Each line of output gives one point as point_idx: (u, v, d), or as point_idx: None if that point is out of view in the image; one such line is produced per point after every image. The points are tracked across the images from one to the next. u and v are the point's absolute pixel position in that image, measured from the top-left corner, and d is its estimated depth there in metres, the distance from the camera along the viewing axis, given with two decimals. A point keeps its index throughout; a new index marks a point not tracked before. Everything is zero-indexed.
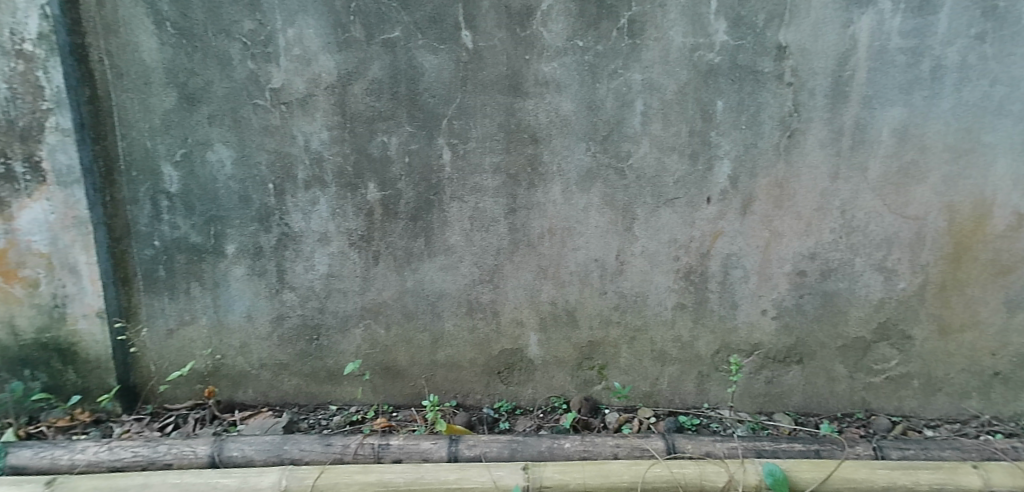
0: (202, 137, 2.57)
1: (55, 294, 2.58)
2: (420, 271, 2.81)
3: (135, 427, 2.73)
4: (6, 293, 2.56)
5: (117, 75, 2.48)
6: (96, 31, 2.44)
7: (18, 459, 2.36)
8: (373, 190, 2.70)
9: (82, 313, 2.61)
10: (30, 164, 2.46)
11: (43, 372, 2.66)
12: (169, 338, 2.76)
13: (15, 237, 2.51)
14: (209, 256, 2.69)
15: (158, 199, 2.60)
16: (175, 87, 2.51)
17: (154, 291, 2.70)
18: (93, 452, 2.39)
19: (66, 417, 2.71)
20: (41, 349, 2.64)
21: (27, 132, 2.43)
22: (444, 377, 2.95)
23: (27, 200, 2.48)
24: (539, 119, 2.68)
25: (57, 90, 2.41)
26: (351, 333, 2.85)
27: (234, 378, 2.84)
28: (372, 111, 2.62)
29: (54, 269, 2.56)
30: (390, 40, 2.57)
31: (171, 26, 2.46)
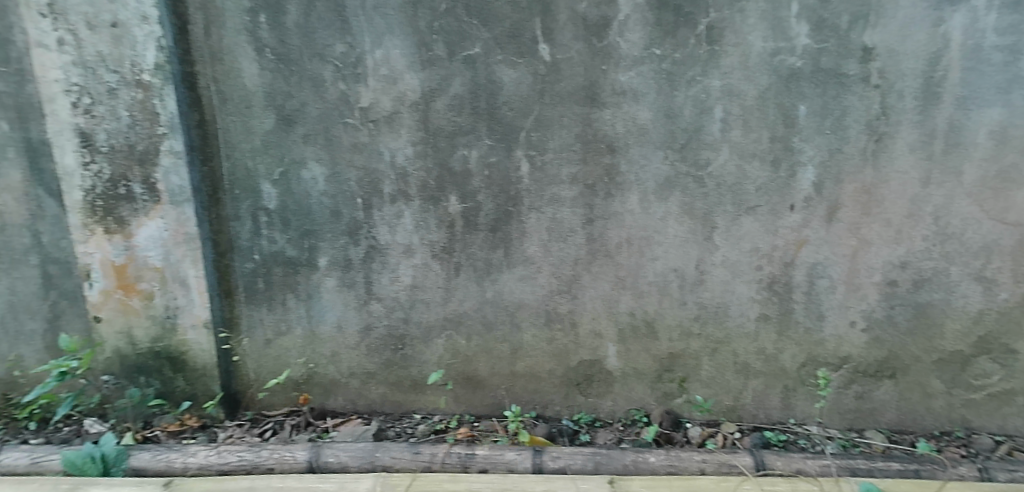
0: (297, 155, 2.70)
1: (167, 306, 2.72)
2: (499, 282, 2.85)
3: (238, 432, 2.85)
4: (125, 305, 2.71)
5: (223, 100, 2.63)
6: (204, 60, 2.59)
7: (139, 461, 2.50)
8: (454, 202, 2.76)
9: (191, 323, 2.75)
10: (147, 185, 2.61)
11: (156, 379, 2.80)
12: (267, 347, 2.90)
13: (133, 252, 2.66)
14: (303, 269, 2.82)
15: (257, 215, 2.75)
16: (273, 109, 2.65)
17: (254, 302, 2.85)
18: (204, 455, 2.52)
19: (176, 422, 2.83)
20: (154, 357, 2.78)
21: (145, 155, 2.58)
22: (524, 387, 2.98)
23: (143, 218, 2.63)
24: (617, 129, 2.68)
25: (171, 116, 2.55)
26: (434, 343, 2.92)
27: (326, 386, 2.96)
28: (453, 125, 2.69)
29: (167, 282, 2.70)
30: (471, 56, 2.63)
31: (270, 52, 2.60)
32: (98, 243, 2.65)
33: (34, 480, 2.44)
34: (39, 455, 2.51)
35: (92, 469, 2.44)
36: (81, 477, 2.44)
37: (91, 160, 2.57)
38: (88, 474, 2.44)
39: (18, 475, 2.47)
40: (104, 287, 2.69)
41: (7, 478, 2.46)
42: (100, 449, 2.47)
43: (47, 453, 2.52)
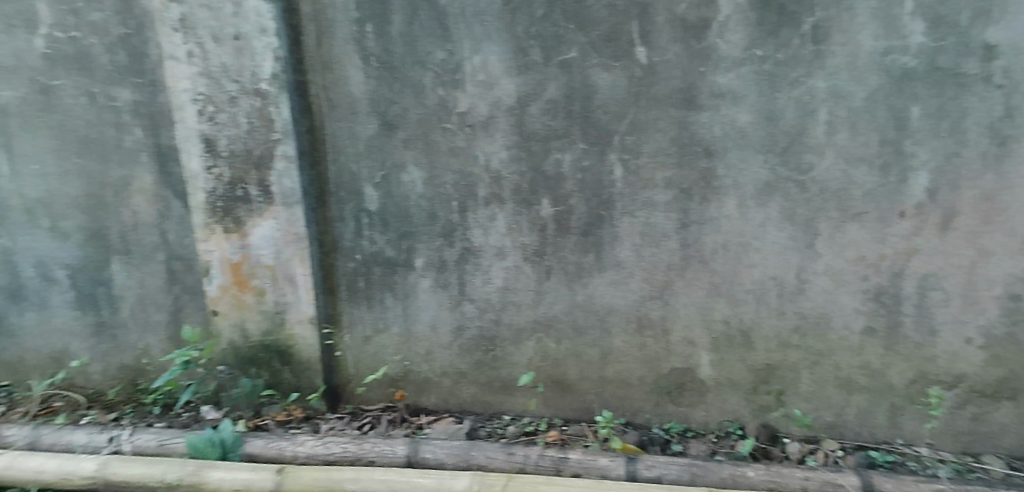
0: (398, 160, 2.79)
1: (277, 302, 2.88)
2: (590, 286, 2.84)
3: (339, 424, 2.96)
4: (240, 300, 2.89)
5: (331, 107, 2.76)
6: (315, 69, 2.73)
7: (253, 447, 2.66)
8: (547, 206, 2.77)
9: (298, 319, 2.90)
10: (262, 188, 2.77)
11: (266, 371, 2.97)
12: (366, 344, 3.01)
13: (248, 251, 2.83)
14: (401, 269, 2.91)
15: (360, 216, 2.86)
16: (377, 115, 2.75)
17: (355, 300, 2.96)
18: (311, 445, 2.65)
19: (283, 412, 2.98)
20: (265, 350, 2.95)
21: (261, 159, 2.74)
22: (613, 393, 2.95)
23: (258, 219, 2.80)
24: (714, 132, 2.61)
25: (285, 122, 2.70)
26: (524, 345, 2.94)
27: (420, 383, 3.03)
28: (547, 129, 2.70)
29: (277, 280, 2.85)
30: (567, 60, 2.63)
31: (376, 60, 2.70)
32: (218, 242, 2.84)
33: (163, 459, 2.59)
34: (166, 437, 2.69)
35: (212, 453, 2.59)
36: (202, 460, 2.59)
37: (214, 164, 2.76)
38: (208, 458, 2.59)
39: (148, 455, 2.65)
40: (222, 283, 2.88)
41: (139, 457, 2.62)
42: (220, 435, 2.61)
43: (172, 435, 2.70)
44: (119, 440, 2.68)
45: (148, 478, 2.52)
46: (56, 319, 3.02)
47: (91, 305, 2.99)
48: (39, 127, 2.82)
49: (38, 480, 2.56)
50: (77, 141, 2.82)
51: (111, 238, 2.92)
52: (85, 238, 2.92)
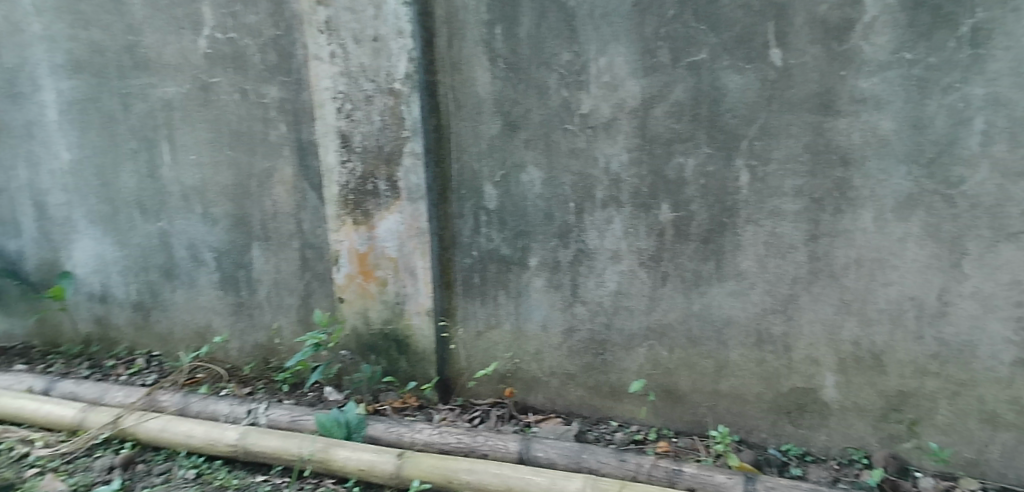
0: (518, 159, 2.82)
1: (398, 293, 2.99)
2: (708, 295, 2.74)
3: (450, 416, 3.04)
4: (364, 289, 3.03)
5: (458, 106, 2.84)
6: (445, 69, 2.81)
7: (375, 430, 2.79)
8: (666, 210, 2.71)
9: (416, 311, 3.00)
10: (390, 183, 2.89)
11: (384, 358, 3.09)
12: (478, 339, 3.07)
13: (374, 242, 2.96)
14: (515, 267, 2.94)
15: (478, 214, 2.92)
16: (501, 115, 2.80)
17: (469, 295, 3.03)
18: (428, 434, 2.74)
19: (399, 399, 3.09)
20: (384, 338, 3.07)
21: (391, 155, 2.86)
22: (727, 408, 2.84)
23: (384, 212, 2.92)
24: (852, 140, 2.45)
25: (415, 120, 2.80)
26: (635, 352, 2.88)
27: (528, 382, 3.05)
28: (671, 132, 2.64)
29: (399, 272, 2.97)
30: (696, 62, 2.56)
31: (503, 61, 2.74)
32: (347, 233, 2.99)
33: (295, 434, 2.76)
34: (297, 414, 2.88)
35: (339, 432, 2.73)
36: (329, 438, 2.74)
37: (348, 159, 2.91)
38: (334, 437, 2.73)
39: (281, 428, 2.85)
40: (349, 272, 3.03)
41: (274, 430, 2.82)
42: (345, 416, 2.75)
43: (302, 412, 2.88)
44: (256, 413, 2.91)
45: (283, 451, 2.69)
46: (202, 297, 3.30)
47: (233, 286, 3.24)
48: (198, 121, 3.09)
49: (188, 443, 2.80)
50: (229, 135, 3.07)
51: (252, 225, 3.14)
52: (231, 224, 3.17)
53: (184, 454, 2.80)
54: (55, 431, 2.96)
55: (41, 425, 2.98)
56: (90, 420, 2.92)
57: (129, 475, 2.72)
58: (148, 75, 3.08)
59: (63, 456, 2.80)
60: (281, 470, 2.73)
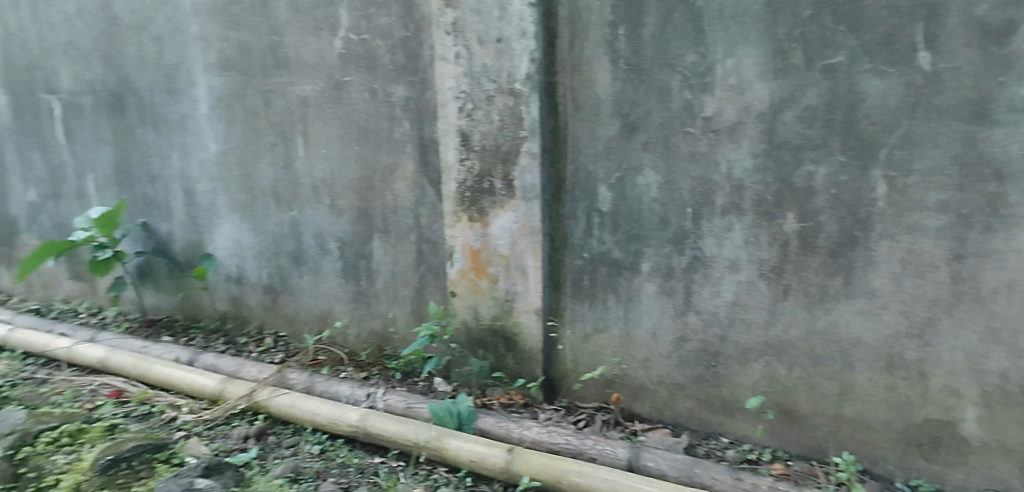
0: (636, 162, 2.78)
1: (508, 290, 3.03)
2: (833, 312, 2.57)
3: (556, 416, 3.03)
4: (476, 285, 3.09)
5: (577, 107, 2.83)
6: (566, 70, 2.82)
7: (485, 423, 2.87)
8: (791, 220, 2.57)
9: (525, 309, 3.02)
10: (506, 182, 2.92)
11: (492, 354, 3.14)
12: (585, 342, 3.05)
13: (488, 239, 3.01)
14: (627, 272, 2.89)
15: (592, 215, 2.90)
16: (620, 117, 2.77)
17: (578, 297, 3.01)
18: (536, 431, 2.79)
19: (506, 395, 3.13)
20: (493, 334, 3.12)
21: (508, 154, 2.89)
22: (850, 434, 2.64)
23: (499, 211, 2.96)
24: (1010, 151, 2.22)
25: (534, 120, 2.82)
26: (751, 367, 2.75)
27: (634, 389, 2.99)
28: (801, 139, 2.50)
29: (510, 270, 3.00)
30: (832, 65, 2.41)
31: (625, 62, 2.71)
32: (463, 229, 3.06)
33: (411, 420, 2.88)
34: (412, 401, 3.01)
35: (450, 422, 2.82)
36: (441, 427, 2.83)
37: (467, 157, 2.98)
38: (446, 426, 2.82)
39: (397, 414, 2.98)
40: (462, 267, 3.10)
41: (391, 414, 2.96)
42: (457, 406, 2.85)
43: (417, 400, 3.01)
44: (374, 397, 3.06)
45: (400, 436, 2.80)
46: (325, 283, 3.48)
47: (353, 275, 3.40)
48: (330, 117, 3.27)
49: (314, 420, 2.97)
50: (358, 131, 3.23)
51: (374, 218, 3.29)
52: (355, 216, 3.33)
53: (310, 430, 2.97)
54: (197, 399, 3.23)
55: (185, 393, 3.26)
56: (229, 392, 3.16)
57: (261, 446, 2.92)
58: (288, 73, 3.30)
59: (204, 423, 3.05)
60: (397, 454, 2.83)
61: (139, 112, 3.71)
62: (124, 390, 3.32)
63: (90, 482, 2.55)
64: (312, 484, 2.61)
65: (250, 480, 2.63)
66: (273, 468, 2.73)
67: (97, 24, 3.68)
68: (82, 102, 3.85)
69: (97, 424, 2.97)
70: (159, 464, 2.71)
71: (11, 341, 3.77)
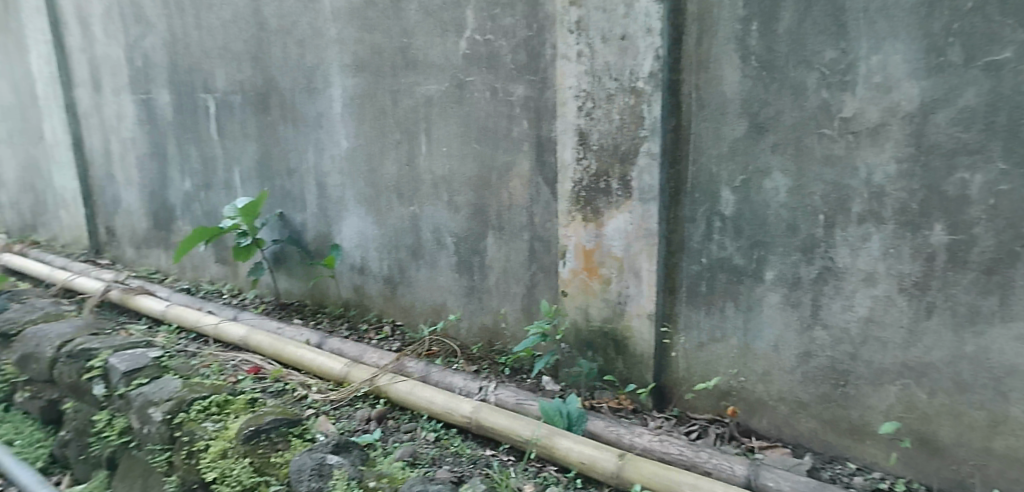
0: (763, 165, 2.63)
1: (621, 293, 2.97)
2: (986, 336, 2.30)
3: (667, 425, 2.92)
4: (588, 286, 3.05)
5: (701, 107, 2.73)
6: (691, 68, 2.72)
7: (594, 426, 2.84)
8: (939, 232, 2.33)
9: (637, 313, 2.95)
10: (623, 182, 2.87)
11: (601, 356, 3.09)
12: (700, 351, 2.94)
13: (601, 240, 2.97)
14: (748, 280, 2.75)
15: (712, 219, 2.79)
16: (748, 117, 2.63)
17: (694, 303, 2.91)
18: (647, 439, 2.73)
19: (614, 399, 3.07)
20: (603, 336, 3.07)
21: (627, 154, 2.83)
22: (1001, 472, 2.34)
23: (615, 211, 2.91)
24: None
25: (655, 120, 2.74)
26: (885, 389, 2.52)
27: (752, 403, 2.84)
28: (955, 143, 2.26)
29: (624, 272, 2.94)
30: (997, 62, 2.16)
31: (756, 59, 2.58)
32: (576, 229, 3.03)
33: (522, 416, 2.90)
34: (523, 398, 3.04)
35: (560, 422, 2.82)
36: (551, 426, 2.82)
37: (584, 156, 2.95)
38: (557, 425, 2.81)
39: (507, 409, 3.01)
40: (574, 267, 3.08)
41: (501, 408, 3.00)
42: (566, 407, 2.85)
43: (527, 397, 3.04)
44: (486, 391, 3.11)
45: (512, 431, 2.83)
46: (441, 277, 3.59)
47: (467, 270, 3.48)
48: (452, 116, 3.36)
49: (429, 408, 3.08)
50: (478, 130, 3.29)
51: (490, 215, 3.34)
52: (471, 212, 3.40)
53: (425, 418, 3.08)
54: (324, 379, 3.44)
55: (314, 373, 3.49)
56: (353, 376, 3.36)
57: (382, 428, 3.07)
58: (415, 73, 3.42)
59: (331, 402, 3.24)
60: (507, 448, 2.88)
61: (280, 109, 3.99)
62: (261, 367, 3.59)
63: (235, 449, 2.76)
64: (428, 469, 2.69)
65: (373, 460, 2.69)
66: (393, 450, 2.85)
67: (247, 28, 4.00)
68: (232, 101, 4.20)
69: (240, 397, 3.12)
70: (294, 438, 2.83)
71: (168, 315, 4.19)
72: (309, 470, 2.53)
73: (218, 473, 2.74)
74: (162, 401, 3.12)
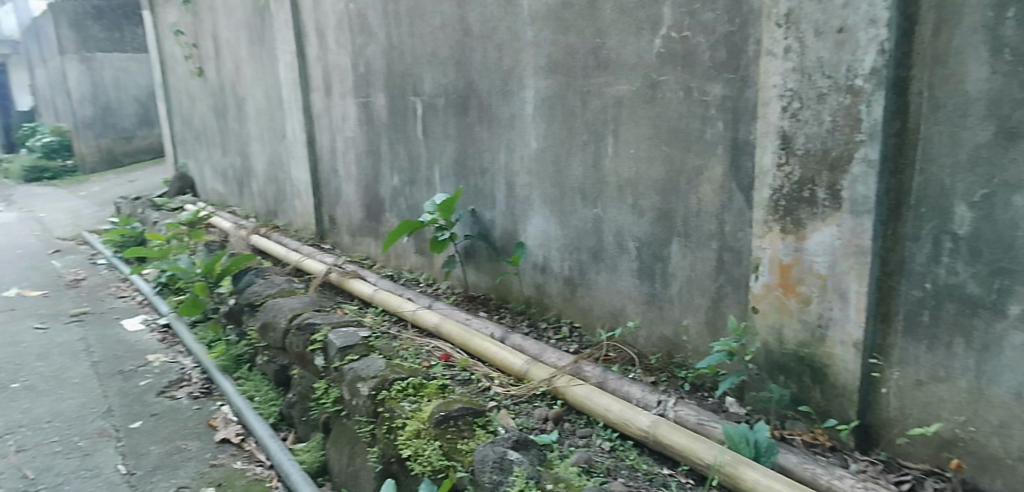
0: (1013, 177, 2.18)
1: (821, 315, 2.65)
2: None
3: (871, 470, 2.56)
4: (783, 303, 2.78)
5: (934, 108, 2.34)
6: (923, 63, 2.33)
7: (786, 461, 2.59)
8: None
9: (840, 340, 2.61)
10: (831, 191, 2.55)
11: (794, 383, 2.80)
12: (917, 390, 2.52)
13: (802, 255, 2.68)
14: (985, 313, 2.31)
15: (941, 239, 2.38)
16: (996, 120, 2.20)
17: (912, 335, 2.51)
18: (850, 484, 2.43)
19: (809, 433, 2.76)
20: (798, 361, 2.77)
21: (837, 161, 2.52)
22: None
23: (820, 223, 2.60)
24: None
25: (874, 123, 2.40)
26: None
27: (982, 459, 2.39)
28: None
29: (827, 292, 2.62)
30: None
31: (1011, 52, 2.14)
32: (773, 241, 2.78)
33: (704, 438, 2.74)
34: (704, 418, 2.87)
35: (746, 450, 2.59)
36: (735, 453, 2.61)
37: (787, 162, 2.68)
38: (741, 453, 2.59)
39: (688, 427, 2.86)
40: (768, 282, 2.82)
41: (682, 426, 2.85)
42: (755, 435, 2.60)
43: (710, 419, 2.86)
44: (665, 406, 2.99)
45: (693, 452, 2.69)
46: (621, 282, 3.51)
47: (649, 277, 3.36)
48: (642, 117, 3.25)
49: (606, 416, 3.04)
50: (668, 131, 3.15)
51: (676, 221, 3.19)
52: (656, 217, 3.28)
53: (601, 425, 3.05)
54: (506, 374, 3.56)
55: (497, 366, 3.61)
56: (533, 373, 3.42)
57: (558, 430, 3.09)
58: (607, 74, 3.37)
59: (511, 397, 3.34)
60: (687, 470, 2.74)
61: (478, 111, 4.18)
62: (451, 355, 3.81)
63: (427, 431, 2.96)
64: (604, 480, 2.64)
65: (550, 462, 2.74)
66: (569, 455, 2.85)
67: (453, 35, 4.24)
68: (438, 103, 4.48)
69: (433, 382, 3.36)
70: (478, 428, 2.99)
71: (375, 298, 4.63)
72: (491, 462, 2.60)
73: (412, 451, 2.93)
74: (369, 378, 3.44)
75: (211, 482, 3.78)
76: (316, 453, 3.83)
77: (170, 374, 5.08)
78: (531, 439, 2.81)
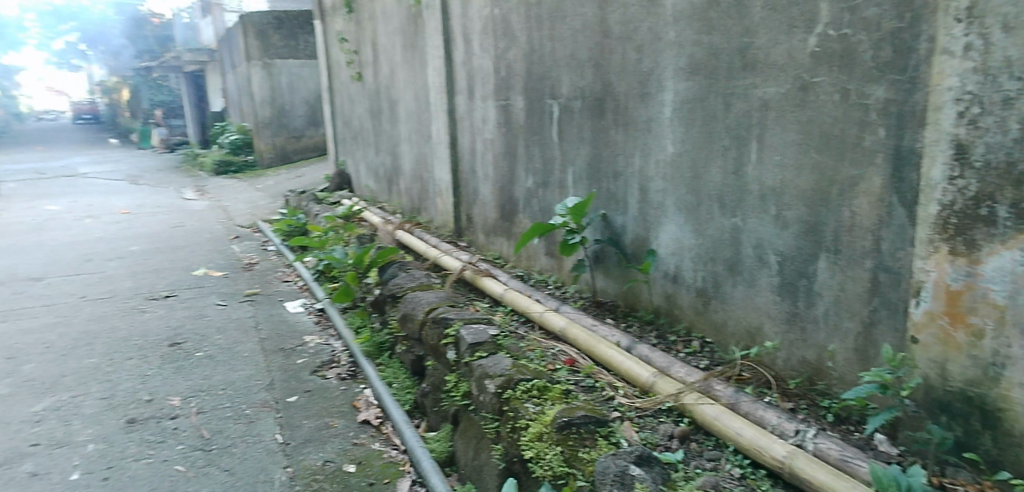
0: None
1: (997, 351, 2.31)
2: None
3: None
4: (949, 335, 2.45)
5: None
6: None
7: None
8: None
9: (1021, 381, 2.26)
10: (1015, 210, 2.21)
11: (959, 426, 2.47)
12: None
13: (975, 281, 2.34)
14: None
15: None
16: None
17: None
18: None
19: (975, 484, 2.39)
20: (965, 401, 2.44)
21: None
22: None
23: (999, 246, 2.26)
24: None
25: None
26: None
27: None
28: None
29: (1005, 325, 2.27)
30: None
31: None
32: (939, 264, 2.46)
33: (848, 477, 2.49)
34: (849, 454, 2.60)
35: None
36: None
37: (960, 175, 2.36)
38: None
39: (829, 462, 2.61)
40: (931, 309, 2.50)
41: (822, 460, 2.61)
42: (907, 479, 2.31)
43: (856, 456, 2.59)
44: (803, 436, 2.75)
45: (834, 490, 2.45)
46: (759, 297, 3.30)
47: (792, 294, 3.13)
48: (790, 122, 3.02)
49: (737, 440, 2.87)
50: (819, 138, 2.90)
51: (824, 235, 2.94)
52: (801, 230, 3.04)
53: (732, 450, 2.89)
54: (631, 384, 3.48)
55: (622, 376, 3.54)
56: (659, 387, 3.32)
57: (684, 449, 2.96)
58: (753, 75, 3.16)
59: (636, 409, 3.25)
60: None
61: (614, 114, 4.10)
62: (576, 360, 3.80)
63: (549, 435, 2.96)
64: None
65: (674, 483, 2.63)
66: (696, 477, 2.72)
67: (593, 36, 4.19)
68: (574, 106, 4.46)
69: (557, 386, 3.37)
70: (600, 437, 2.96)
71: (506, 297, 4.72)
72: (612, 475, 2.54)
73: (534, 453, 2.93)
74: (496, 376, 3.51)
75: (352, 460, 4.06)
76: (445, 442, 3.95)
77: (323, 355, 5.52)
78: (655, 456, 2.69)
